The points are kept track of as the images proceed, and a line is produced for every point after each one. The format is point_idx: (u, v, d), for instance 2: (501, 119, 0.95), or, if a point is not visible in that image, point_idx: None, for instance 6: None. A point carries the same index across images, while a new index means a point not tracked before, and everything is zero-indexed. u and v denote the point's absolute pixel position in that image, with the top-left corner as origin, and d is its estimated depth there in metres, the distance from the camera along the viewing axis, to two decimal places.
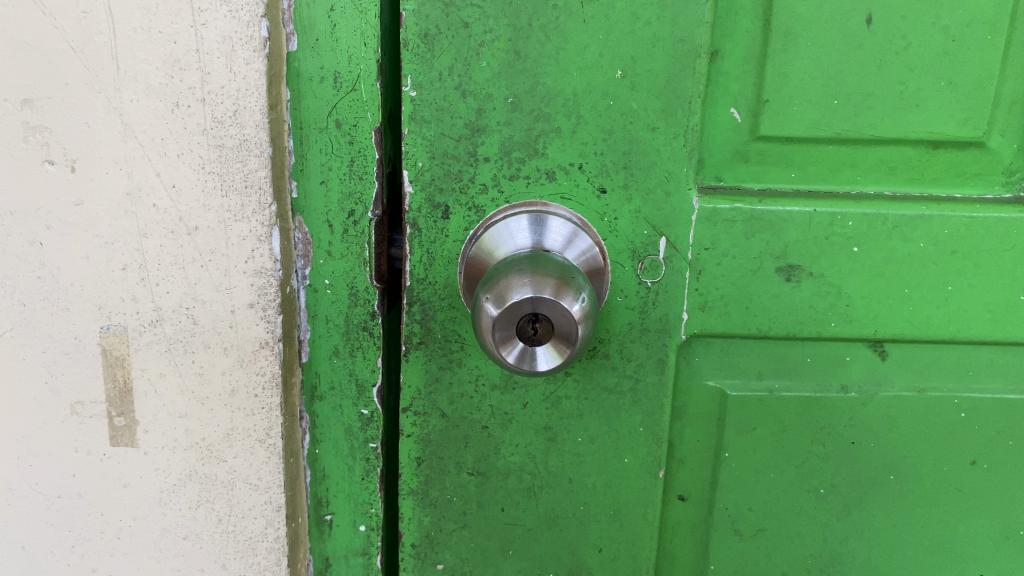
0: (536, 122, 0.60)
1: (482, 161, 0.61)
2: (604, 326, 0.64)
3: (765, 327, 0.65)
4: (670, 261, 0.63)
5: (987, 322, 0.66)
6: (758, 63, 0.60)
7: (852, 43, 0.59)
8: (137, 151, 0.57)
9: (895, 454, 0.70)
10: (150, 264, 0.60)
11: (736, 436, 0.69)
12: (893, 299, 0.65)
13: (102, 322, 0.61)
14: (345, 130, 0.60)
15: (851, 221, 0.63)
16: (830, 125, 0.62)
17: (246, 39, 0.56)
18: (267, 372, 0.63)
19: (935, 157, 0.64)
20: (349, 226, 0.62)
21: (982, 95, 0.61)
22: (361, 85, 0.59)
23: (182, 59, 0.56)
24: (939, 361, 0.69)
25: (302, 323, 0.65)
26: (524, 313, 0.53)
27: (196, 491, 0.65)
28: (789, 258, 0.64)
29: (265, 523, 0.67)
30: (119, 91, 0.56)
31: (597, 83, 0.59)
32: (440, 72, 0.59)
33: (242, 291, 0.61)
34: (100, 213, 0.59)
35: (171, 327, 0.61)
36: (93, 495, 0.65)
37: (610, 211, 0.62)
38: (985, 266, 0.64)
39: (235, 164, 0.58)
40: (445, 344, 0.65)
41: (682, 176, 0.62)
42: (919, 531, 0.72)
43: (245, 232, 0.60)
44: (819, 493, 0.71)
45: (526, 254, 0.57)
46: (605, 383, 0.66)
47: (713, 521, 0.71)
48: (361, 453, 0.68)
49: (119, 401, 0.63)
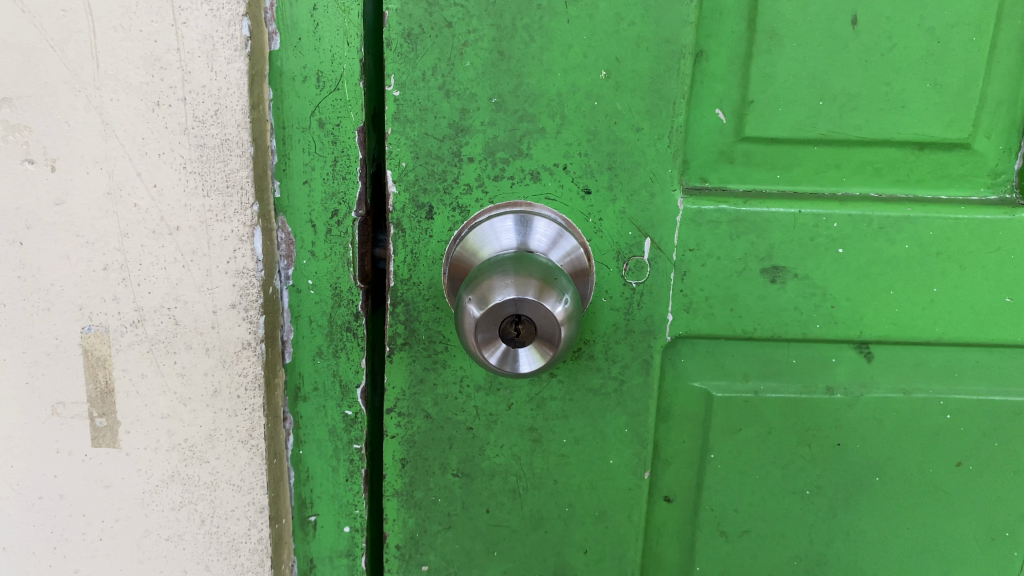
0: (520, 122, 0.60)
1: (465, 161, 0.61)
2: (588, 326, 0.64)
3: (751, 328, 0.65)
4: (655, 262, 0.63)
5: (973, 323, 0.66)
6: (743, 64, 0.60)
7: (837, 44, 0.59)
8: (117, 150, 0.57)
9: (881, 456, 0.70)
10: (131, 264, 0.59)
11: (722, 437, 0.69)
12: (879, 300, 0.65)
13: (83, 322, 0.60)
14: (328, 129, 0.60)
15: (836, 223, 0.63)
16: (815, 125, 0.61)
17: (227, 38, 0.56)
18: (250, 372, 0.63)
19: (920, 158, 0.63)
20: (333, 226, 0.62)
21: (966, 96, 0.61)
22: (344, 85, 0.59)
23: (163, 58, 0.55)
24: (924, 363, 0.69)
25: (286, 324, 0.64)
26: (507, 314, 0.53)
27: (178, 492, 0.65)
28: (774, 260, 0.63)
29: (249, 524, 0.66)
30: (100, 89, 0.56)
31: (581, 83, 0.59)
32: (423, 71, 0.59)
33: (224, 291, 0.61)
34: (81, 213, 0.58)
35: (153, 328, 0.61)
36: (75, 496, 0.65)
37: (595, 211, 0.62)
38: (970, 268, 0.64)
39: (217, 164, 0.58)
40: (429, 344, 0.65)
41: (667, 176, 0.61)
42: (904, 532, 0.72)
43: (227, 232, 0.59)
44: (805, 494, 0.71)
45: (510, 255, 0.57)
46: (590, 384, 0.66)
47: (698, 522, 0.71)
48: (345, 453, 0.68)
49: (100, 402, 0.62)
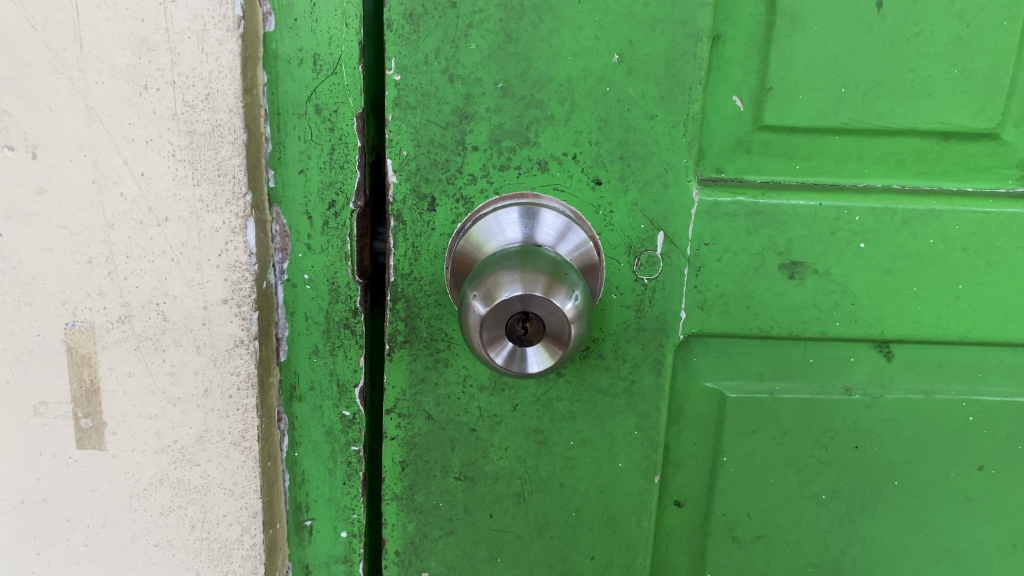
0: (527, 109, 0.57)
1: (470, 150, 0.58)
2: (598, 324, 0.61)
3: (767, 327, 0.62)
4: (668, 257, 0.60)
5: (999, 322, 0.63)
6: (763, 49, 0.57)
7: (861, 27, 0.56)
8: (103, 137, 0.54)
9: (901, 459, 0.67)
10: (118, 257, 0.56)
11: (735, 440, 0.66)
12: (901, 298, 0.62)
13: (67, 318, 0.57)
14: (325, 116, 0.57)
15: (858, 216, 0.60)
16: (837, 114, 0.59)
17: (219, 18, 0.52)
18: (243, 372, 0.60)
19: (946, 148, 0.60)
20: (330, 218, 0.59)
21: (996, 83, 0.58)
22: (342, 68, 0.56)
23: (150, 39, 0.52)
24: (947, 363, 0.66)
25: (280, 320, 0.61)
26: (514, 311, 0.50)
27: (167, 497, 0.62)
28: (792, 255, 0.60)
29: (241, 530, 0.63)
30: (83, 72, 0.53)
31: (592, 68, 0.56)
32: (426, 54, 0.56)
33: (215, 286, 0.57)
34: (64, 203, 0.55)
35: (140, 324, 0.58)
36: (59, 500, 0.62)
37: (605, 203, 0.59)
38: (997, 264, 0.61)
39: (207, 151, 0.55)
40: (431, 342, 0.62)
41: (682, 167, 0.58)
42: (924, 539, 0.69)
43: (218, 223, 0.56)
44: (822, 499, 0.68)
45: (516, 249, 0.54)
46: (599, 384, 0.63)
47: (710, 527, 0.69)
48: (343, 456, 0.65)
49: (85, 402, 0.59)
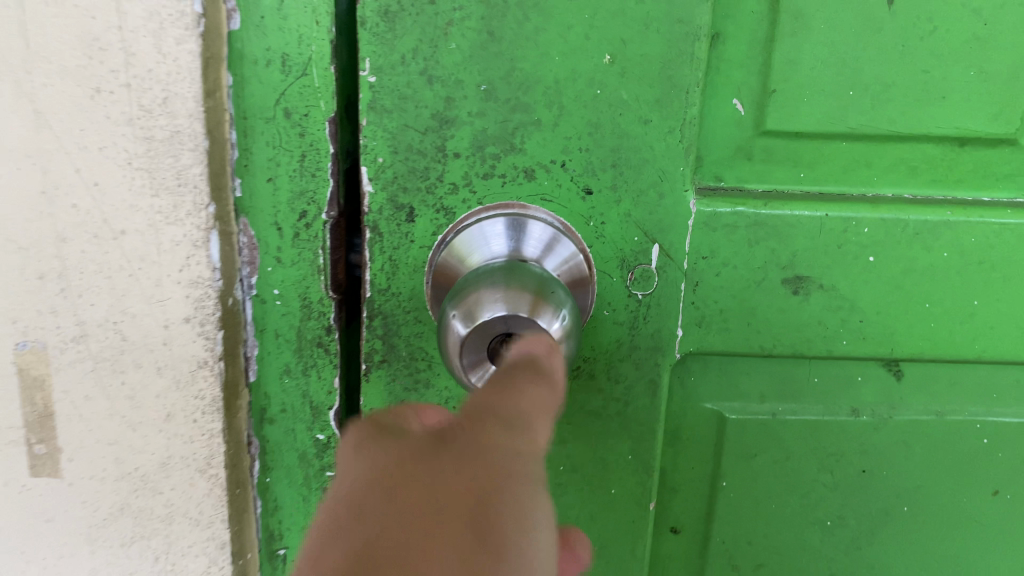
0: (512, 113, 0.53)
1: (451, 157, 0.54)
2: (588, 343, 0.57)
3: (769, 345, 0.58)
4: (663, 271, 0.56)
5: (1015, 340, 0.59)
6: (765, 48, 0.53)
7: (871, 25, 0.52)
8: (52, 144, 0.49)
9: (910, 483, 0.63)
10: (71, 272, 0.52)
11: (735, 463, 0.62)
12: (912, 315, 0.58)
13: (17, 338, 0.53)
14: (295, 120, 0.53)
15: (868, 227, 0.56)
16: (845, 118, 0.55)
17: (175, 15, 0.48)
18: (207, 394, 0.56)
19: (960, 155, 0.57)
20: (301, 229, 0.55)
21: (1014, 86, 0.54)
22: (312, 69, 0.52)
23: (102, 38, 0.48)
24: (960, 383, 0.62)
25: (249, 338, 0.57)
26: (496, 333, 0.46)
27: (129, 527, 0.58)
28: (797, 269, 0.56)
29: (208, 562, 0.60)
30: (29, 73, 0.48)
31: (582, 69, 0.52)
32: (403, 54, 0.51)
33: (177, 304, 0.54)
34: (11, 214, 0.50)
35: (97, 344, 0.54)
36: (12, 531, 0.57)
37: (596, 214, 0.55)
38: (1014, 279, 0.57)
39: (166, 158, 0.51)
40: (411, 362, 0.58)
41: (678, 175, 0.55)
42: (933, 566, 0.66)
43: (179, 236, 0.52)
44: (827, 525, 0.64)
45: (501, 266, 0.50)
46: (591, 406, 0.59)
47: (708, 555, 0.65)
48: (317, 483, 0.62)
49: (39, 427, 0.55)
